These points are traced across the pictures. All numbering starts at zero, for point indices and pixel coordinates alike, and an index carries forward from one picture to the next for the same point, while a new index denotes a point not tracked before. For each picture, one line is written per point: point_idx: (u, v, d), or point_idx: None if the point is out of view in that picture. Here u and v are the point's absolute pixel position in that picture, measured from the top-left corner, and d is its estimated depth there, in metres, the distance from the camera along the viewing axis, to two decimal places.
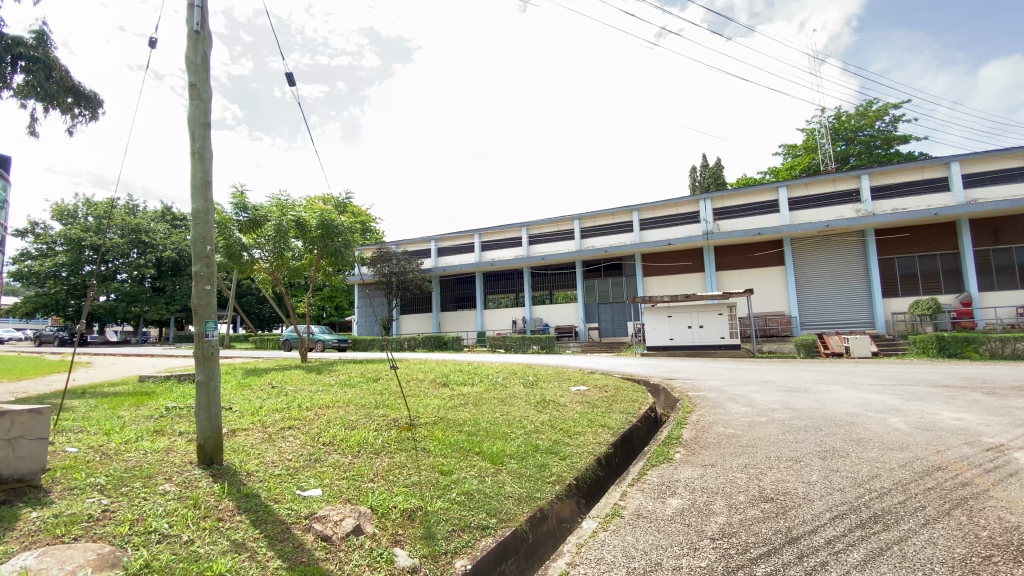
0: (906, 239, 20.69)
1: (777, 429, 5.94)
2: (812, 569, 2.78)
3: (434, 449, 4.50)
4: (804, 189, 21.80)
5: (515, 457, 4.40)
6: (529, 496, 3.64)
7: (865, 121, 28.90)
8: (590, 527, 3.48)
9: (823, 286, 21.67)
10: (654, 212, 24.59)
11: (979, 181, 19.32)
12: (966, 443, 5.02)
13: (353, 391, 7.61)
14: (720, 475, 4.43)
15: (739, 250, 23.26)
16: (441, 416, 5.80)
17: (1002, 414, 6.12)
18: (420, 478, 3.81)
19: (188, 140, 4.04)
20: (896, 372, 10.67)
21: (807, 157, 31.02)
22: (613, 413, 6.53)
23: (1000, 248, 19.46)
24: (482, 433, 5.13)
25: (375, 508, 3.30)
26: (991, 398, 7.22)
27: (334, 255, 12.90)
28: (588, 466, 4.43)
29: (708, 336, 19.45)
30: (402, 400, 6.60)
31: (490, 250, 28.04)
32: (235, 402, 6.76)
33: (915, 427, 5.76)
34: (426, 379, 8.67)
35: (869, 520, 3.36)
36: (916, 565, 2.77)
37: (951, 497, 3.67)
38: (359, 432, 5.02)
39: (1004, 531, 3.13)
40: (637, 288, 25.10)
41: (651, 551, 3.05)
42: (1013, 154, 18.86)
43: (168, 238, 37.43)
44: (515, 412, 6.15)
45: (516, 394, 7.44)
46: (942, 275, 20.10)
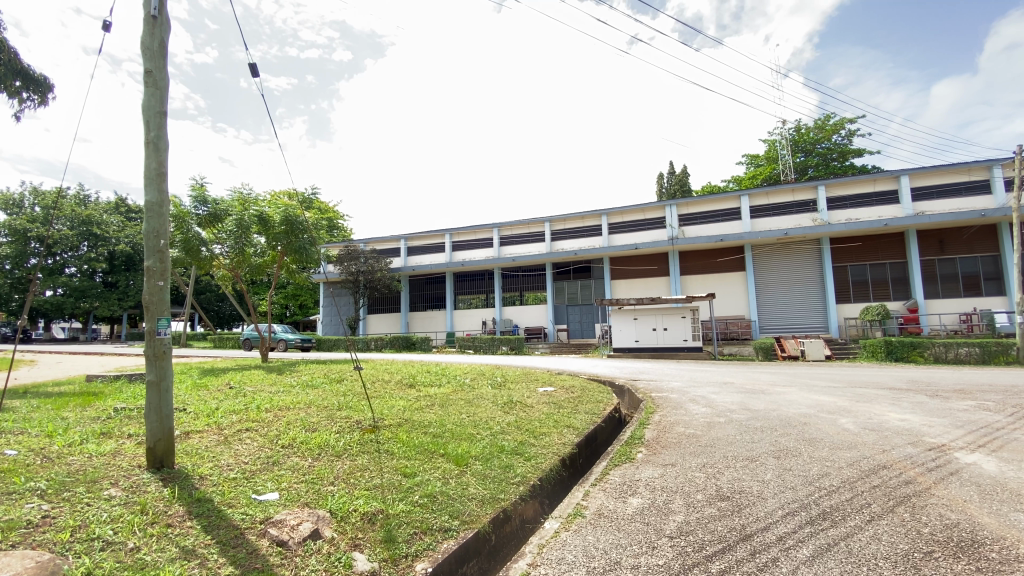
0: (859, 248, 21.69)
1: (734, 429, 6.13)
2: (764, 565, 2.88)
3: (397, 451, 4.44)
4: (765, 198, 22.62)
5: (480, 459, 4.38)
6: (493, 497, 3.64)
7: (822, 134, 30.23)
8: (552, 527, 3.50)
9: (781, 291, 22.51)
10: (623, 217, 25.05)
11: (926, 194, 20.45)
12: (910, 443, 5.30)
13: (316, 392, 7.43)
14: (679, 475, 4.53)
15: (704, 256, 23.93)
16: (406, 417, 5.73)
17: (941, 415, 6.52)
18: (382, 481, 3.74)
19: (142, 129, 3.87)
20: (846, 375, 11.22)
21: (768, 167, 32.20)
22: (577, 413, 6.61)
23: (945, 258, 20.64)
24: (447, 434, 5.10)
25: (334, 512, 3.23)
26: (932, 400, 7.67)
27: (299, 252, 12.63)
28: (552, 466, 4.46)
29: (673, 338, 19.90)
30: (367, 402, 6.50)
31: (460, 251, 27.93)
32: (190, 403, 6.51)
33: (863, 427, 6.06)
34: (391, 380, 8.57)
35: (818, 517, 3.50)
36: (862, 561, 2.90)
37: (895, 495, 3.87)
38: (320, 434, 4.90)
39: (944, 528, 3.31)
40: (605, 290, 25.47)
41: (610, 551, 3.09)
42: (957, 170, 20.07)
43: (122, 231, 35.72)
44: (482, 413, 6.15)
45: (483, 394, 7.45)
46: (891, 283, 21.17)
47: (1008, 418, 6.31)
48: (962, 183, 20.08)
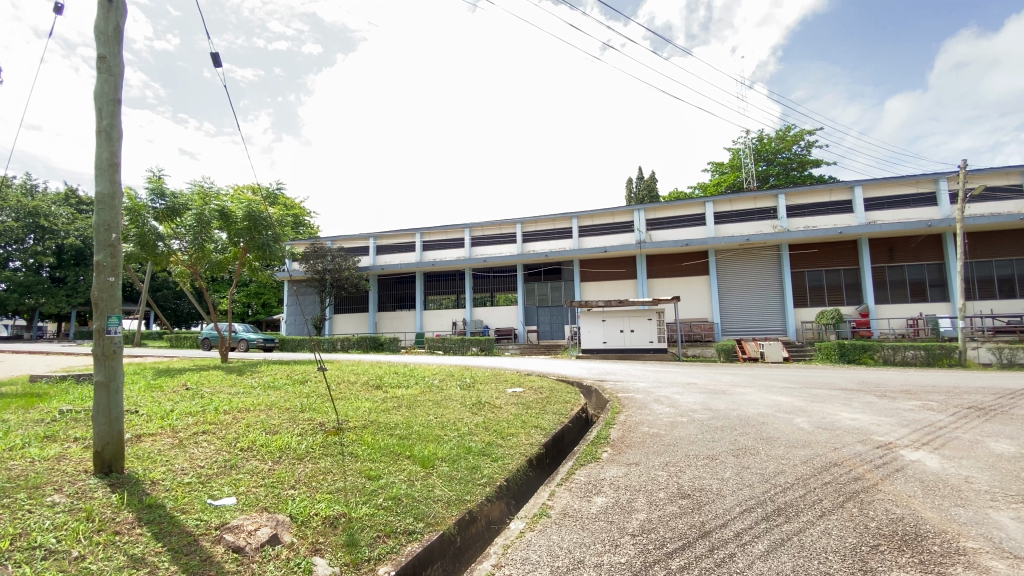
0: (816, 255, 22.62)
1: (696, 429, 6.29)
2: (721, 561, 2.96)
3: (362, 453, 4.37)
4: (729, 205, 23.36)
5: (447, 460, 4.36)
6: (458, 499, 3.61)
7: (783, 144, 31.41)
8: (518, 527, 3.51)
9: (743, 294, 23.23)
10: (593, 220, 25.39)
11: (878, 205, 21.52)
12: (859, 442, 5.55)
13: (278, 393, 7.21)
14: (643, 474, 4.62)
15: (671, 260, 24.50)
16: (371, 420, 5.62)
17: (888, 415, 6.87)
18: (346, 483, 3.67)
19: (94, 117, 3.68)
20: (802, 376, 11.69)
21: (733, 174, 33.23)
22: (545, 414, 6.65)
23: (894, 265, 21.74)
24: (414, 436, 5.04)
25: (295, 517, 3.15)
26: (881, 400, 8.07)
27: (262, 249, 12.27)
28: (519, 467, 4.46)
29: (639, 339, 20.28)
30: (331, 403, 6.37)
31: (431, 250, 27.70)
32: (142, 405, 6.24)
33: (816, 426, 6.31)
34: (357, 381, 8.41)
35: (773, 512, 3.64)
36: (813, 555, 3.02)
37: (845, 490, 4.06)
38: (281, 436, 4.77)
39: (890, 522, 3.49)
40: (574, 292, 25.74)
41: (574, 550, 3.12)
42: (905, 182, 21.21)
43: (71, 223, 33.85)
44: (450, 415, 6.10)
45: (451, 395, 7.40)
46: (845, 288, 22.16)
47: (949, 418, 6.70)
48: (911, 195, 21.21)
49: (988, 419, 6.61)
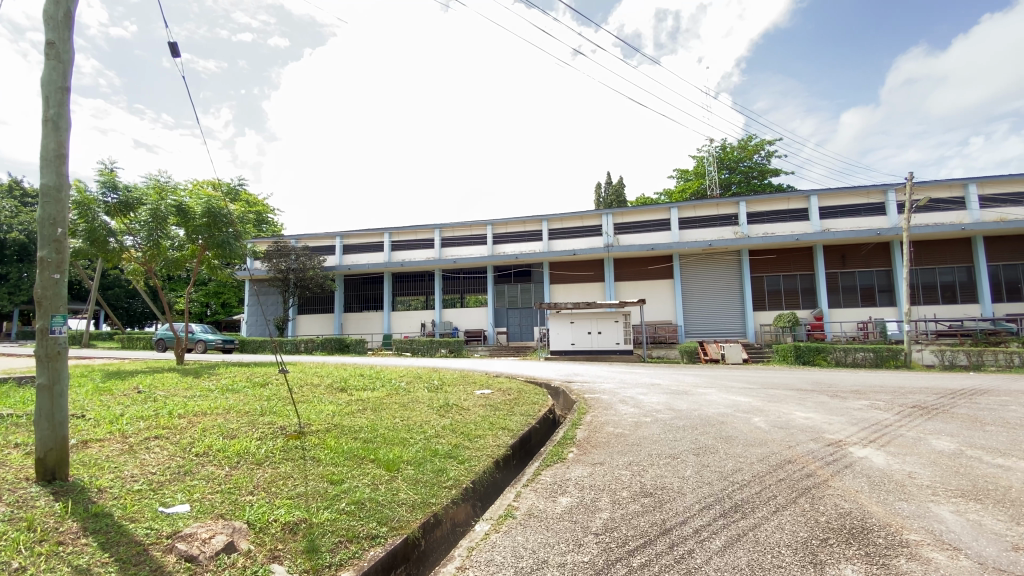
0: (774, 260, 23.51)
1: (659, 429, 6.43)
2: (680, 558, 3.04)
3: (324, 457, 4.27)
4: (693, 211, 24.04)
5: (412, 463, 4.31)
6: (423, 502, 3.58)
7: (744, 153, 32.52)
8: (483, 529, 3.50)
9: (705, 298, 23.92)
10: (563, 223, 25.64)
11: (832, 213, 22.57)
12: (812, 439, 5.81)
13: (236, 396, 6.98)
14: (607, 473, 4.69)
15: (637, 263, 24.97)
16: (334, 423, 5.50)
17: (839, 414, 7.20)
18: (307, 488, 3.59)
19: (40, 105, 3.48)
20: (759, 377, 12.13)
21: (697, 181, 34.18)
22: (513, 415, 6.66)
23: (847, 271, 22.79)
24: (379, 440, 4.96)
25: (252, 523, 3.06)
26: (833, 400, 8.45)
27: (221, 247, 11.86)
28: (486, 469, 4.45)
29: (606, 341, 20.58)
30: (294, 406, 6.20)
31: (400, 250, 27.37)
32: (89, 408, 5.92)
33: (773, 425, 6.56)
34: (321, 384, 8.21)
35: (731, 509, 3.76)
36: (767, 549, 3.14)
37: (798, 487, 4.23)
38: (239, 441, 4.62)
39: (838, 516, 3.66)
40: (544, 294, 25.91)
41: (538, 550, 3.15)
42: (857, 193, 22.31)
43: (13, 217, 31.82)
44: (416, 417, 6.04)
45: (418, 398, 7.32)
46: (801, 292, 23.10)
47: (895, 416, 7.08)
48: (862, 204, 22.35)
49: (928, 417, 7.04)
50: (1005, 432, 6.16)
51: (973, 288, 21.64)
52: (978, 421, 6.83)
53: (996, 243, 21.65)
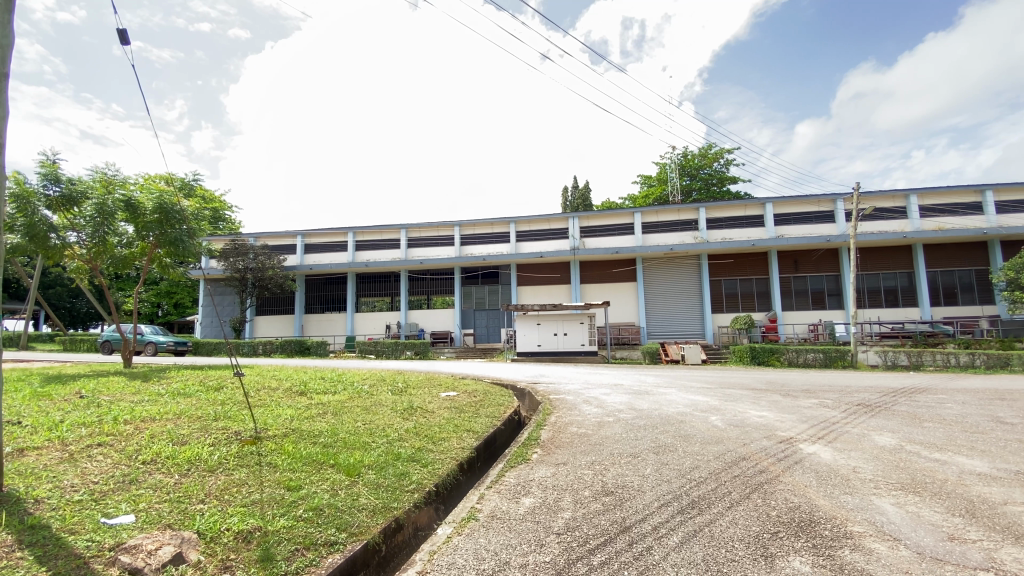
0: (732, 264, 24.34)
1: (621, 428, 6.55)
2: (639, 555, 3.11)
3: (281, 463, 4.14)
4: (656, 215, 24.66)
5: (374, 467, 4.24)
6: (384, 507, 3.52)
7: (704, 161, 33.57)
8: (445, 532, 3.47)
9: (666, 300, 24.53)
10: (530, 225, 25.80)
11: (786, 220, 23.58)
12: (765, 436, 6.06)
13: (188, 401, 6.66)
14: (570, 473, 4.75)
15: (602, 266, 25.40)
16: (292, 428, 5.35)
17: (791, 412, 7.52)
18: (263, 496, 3.47)
19: None
20: (717, 377, 12.49)
21: (659, 187, 35.04)
22: (478, 417, 6.65)
23: (799, 275, 23.83)
24: (339, 444, 4.85)
25: (203, 533, 2.94)
26: (785, 399, 8.81)
27: (174, 245, 11.35)
28: (449, 472, 4.42)
29: (572, 342, 20.82)
30: (249, 411, 5.99)
31: (364, 251, 26.87)
32: (25, 415, 5.53)
33: (728, 423, 6.80)
34: (279, 387, 7.96)
35: (688, 506, 3.87)
36: (721, 544, 3.25)
37: (752, 482, 4.40)
38: (191, 447, 4.43)
39: (788, 510, 3.83)
40: (510, 296, 25.97)
41: (500, 551, 3.15)
42: (809, 201, 23.43)
43: None
44: (379, 420, 5.94)
45: (381, 401, 7.20)
46: (756, 295, 24.01)
47: (841, 414, 7.46)
48: (813, 212, 23.48)
49: (872, 414, 7.46)
50: (940, 428, 6.59)
51: (914, 292, 23.02)
52: (916, 417, 7.28)
53: (933, 250, 23.10)
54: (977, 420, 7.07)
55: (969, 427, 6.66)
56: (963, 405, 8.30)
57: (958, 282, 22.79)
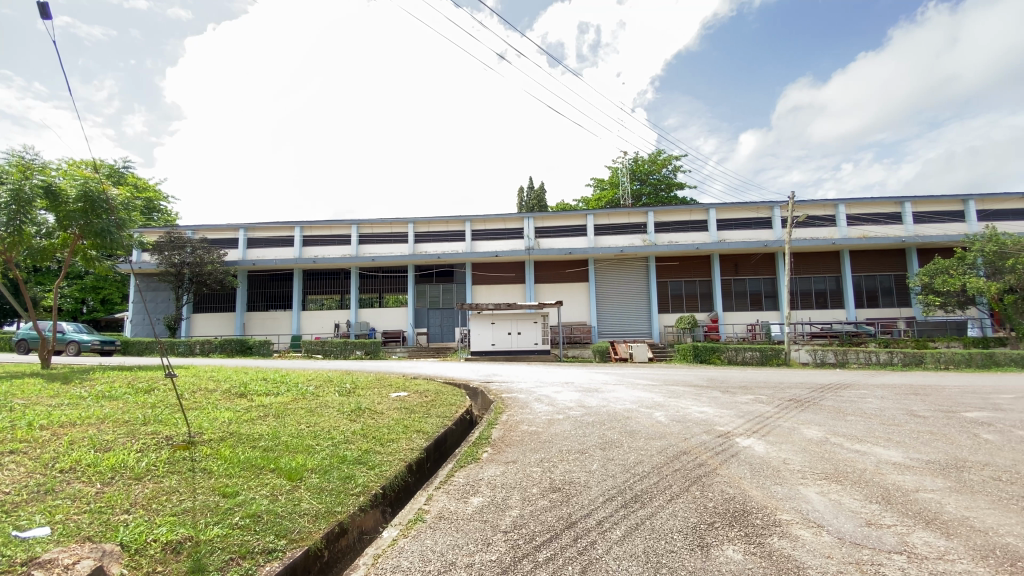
0: (678, 266, 25.30)
1: (570, 425, 6.69)
2: (582, 549, 3.18)
3: (216, 469, 3.94)
4: (607, 218, 25.32)
5: (317, 471, 4.11)
6: (328, 512, 3.43)
7: (654, 167, 34.73)
8: (390, 536, 3.42)
9: (616, 300, 25.18)
10: (484, 224, 25.81)
11: (728, 225, 24.80)
12: (704, 431, 6.35)
13: (115, 405, 6.21)
14: (518, 471, 4.80)
15: (556, 266, 25.75)
16: (231, 431, 5.10)
17: (730, 408, 7.92)
18: (194, 503, 3.30)
19: None
20: (662, 375, 12.95)
21: (611, 190, 35.93)
22: (429, 417, 6.59)
23: (739, 278, 25.08)
24: (281, 447, 4.68)
25: (127, 545, 2.76)
26: (724, 395, 9.27)
27: (100, 236, 10.54)
28: (397, 474, 4.35)
29: (525, 341, 20.99)
30: (183, 415, 5.66)
31: (313, 247, 25.98)
32: None
33: (672, 419, 7.07)
34: (216, 389, 7.56)
35: (631, 500, 4.00)
36: (661, 536, 3.38)
37: (691, 475, 4.61)
38: (115, 454, 4.13)
39: (723, 501, 4.03)
40: (465, 295, 25.85)
41: (447, 552, 3.14)
42: (749, 208, 24.74)
43: None
44: (324, 423, 5.76)
45: (328, 402, 6.98)
46: (700, 297, 25.08)
47: (774, 409, 7.94)
48: (752, 218, 24.80)
49: (802, 409, 7.98)
50: (861, 420, 7.14)
51: (841, 295, 24.77)
52: (840, 411, 7.85)
53: (859, 256, 24.93)
54: (894, 413, 7.70)
55: (886, 420, 7.24)
56: (881, 400, 9.01)
57: (879, 286, 24.69)
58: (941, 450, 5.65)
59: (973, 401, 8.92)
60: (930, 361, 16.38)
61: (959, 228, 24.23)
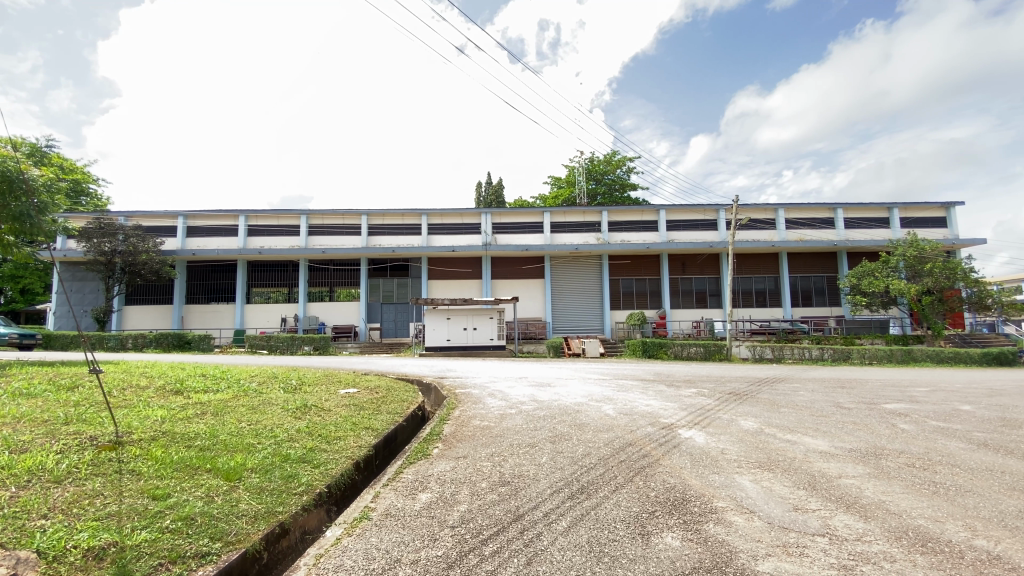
0: (630, 265, 26.00)
1: (522, 419, 6.78)
2: (528, 541, 3.24)
3: (146, 471, 3.72)
4: (563, 216, 25.72)
5: (258, 471, 3.96)
6: (268, 512, 3.32)
7: (609, 167, 35.49)
8: (334, 535, 3.35)
9: (569, 297, 25.59)
10: (441, 218, 25.58)
11: (677, 226, 25.76)
12: (649, 423, 6.58)
13: (30, 402, 5.73)
14: (468, 466, 4.82)
15: (512, 262, 25.86)
16: (165, 430, 4.84)
17: (674, 401, 8.27)
18: (121, 507, 3.10)
19: None
20: (613, 369, 13.29)
21: (568, 189, 36.44)
22: (379, 414, 6.48)
23: (687, 277, 26.06)
24: (219, 447, 4.48)
25: (44, 551, 2.57)
26: (670, 388, 9.65)
27: (18, 220, 9.66)
28: (343, 471, 4.26)
29: (480, 337, 20.97)
30: (110, 413, 5.30)
31: (260, 237, 24.90)
32: None
33: (619, 412, 7.30)
34: (149, 386, 7.12)
35: (577, 491, 4.10)
36: (605, 526, 3.48)
37: (636, 466, 4.77)
38: (31, 456, 3.82)
39: (664, 490, 4.20)
40: (420, 290, 25.51)
41: (392, 549, 3.11)
42: (697, 210, 25.80)
43: None
44: (267, 420, 5.56)
45: (272, 399, 6.74)
46: (649, 295, 25.89)
47: (715, 402, 8.35)
48: (700, 220, 25.88)
49: (739, 401, 8.42)
50: (792, 412, 7.61)
51: (778, 294, 26.23)
52: (774, 403, 8.35)
53: (796, 258, 26.48)
54: (822, 405, 8.29)
55: (815, 411, 7.74)
56: (811, 393, 9.65)
57: (813, 287, 26.34)
58: (861, 439, 6.12)
59: (891, 394, 9.71)
60: (856, 357, 17.63)
61: (884, 233, 26.19)
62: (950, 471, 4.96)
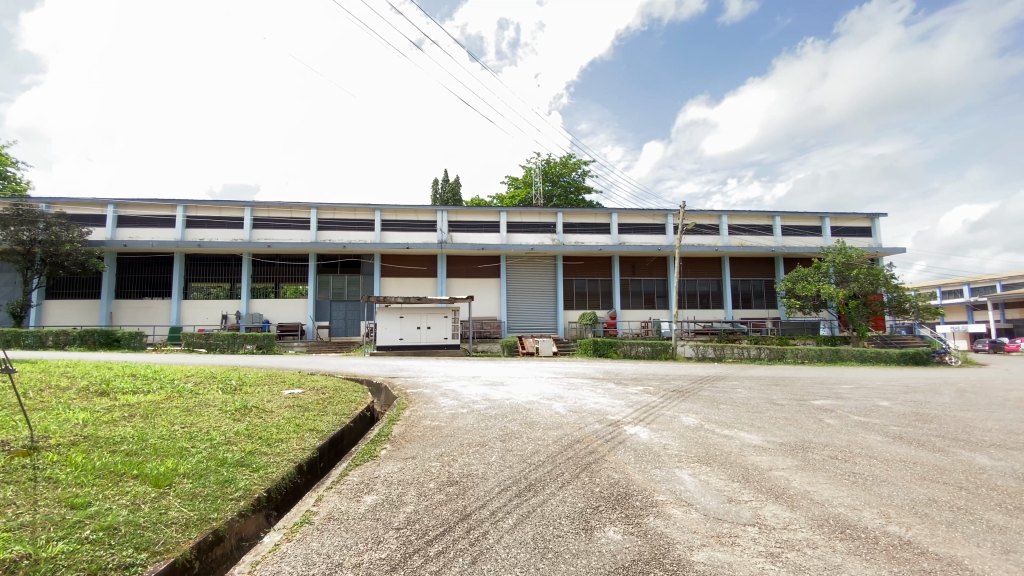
0: (583, 266, 26.50)
1: (473, 418, 6.78)
2: (473, 540, 3.25)
3: (63, 478, 3.45)
4: (519, 216, 25.90)
5: (190, 476, 3.78)
6: (200, 520, 3.16)
7: (565, 169, 36.01)
8: (272, 541, 3.23)
9: (523, 296, 25.78)
10: (395, 215, 25.14)
11: (629, 229, 26.51)
12: (597, 420, 6.76)
13: None
14: (417, 466, 4.78)
15: (467, 260, 25.76)
16: (87, 434, 4.50)
17: (621, 398, 8.52)
18: (34, 517, 2.87)
19: None
20: (565, 368, 13.48)
21: (524, 189, 36.70)
22: (325, 416, 6.30)
23: (636, 279, 26.85)
24: (148, 450, 4.23)
25: None
26: (618, 386, 9.94)
27: None
28: (284, 475, 4.11)
29: (434, 336, 20.76)
30: (24, 417, 4.89)
31: (200, 229, 23.59)
32: None
33: (569, 410, 7.42)
34: (70, 387, 6.60)
35: (525, 489, 4.17)
36: (550, 522, 3.55)
37: (582, 463, 4.89)
38: None
39: (609, 486, 4.33)
40: (372, 287, 24.94)
41: (334, 553, 3.05)
42: (647, 214, 26.69)
43: None
44: (203, 423, 5.29)
45: (210, 401, 6.41)
46: (601, 295, 26.48)
47: (660, 399, 8.66)
48: (650, 224, 26.79)
49: (682, 398, 8.78)
50: (731, 408, 8.01)
51: (721, 296, 27.50)
52: (714, 400, 8.75)
53: (739, 262, 27.84)
54: (758, 401, 8.78)
55: (751, 408, 8.19)
56: (748, 390, 10.17)
57: (753, 290, 27.79)
58: (791, 433, 6.54)
59: (819, 391, 10.38)
60: (790, 356, 18.79)
61: (817, 241, 27.98)
62: (868, 461, 5.39)
